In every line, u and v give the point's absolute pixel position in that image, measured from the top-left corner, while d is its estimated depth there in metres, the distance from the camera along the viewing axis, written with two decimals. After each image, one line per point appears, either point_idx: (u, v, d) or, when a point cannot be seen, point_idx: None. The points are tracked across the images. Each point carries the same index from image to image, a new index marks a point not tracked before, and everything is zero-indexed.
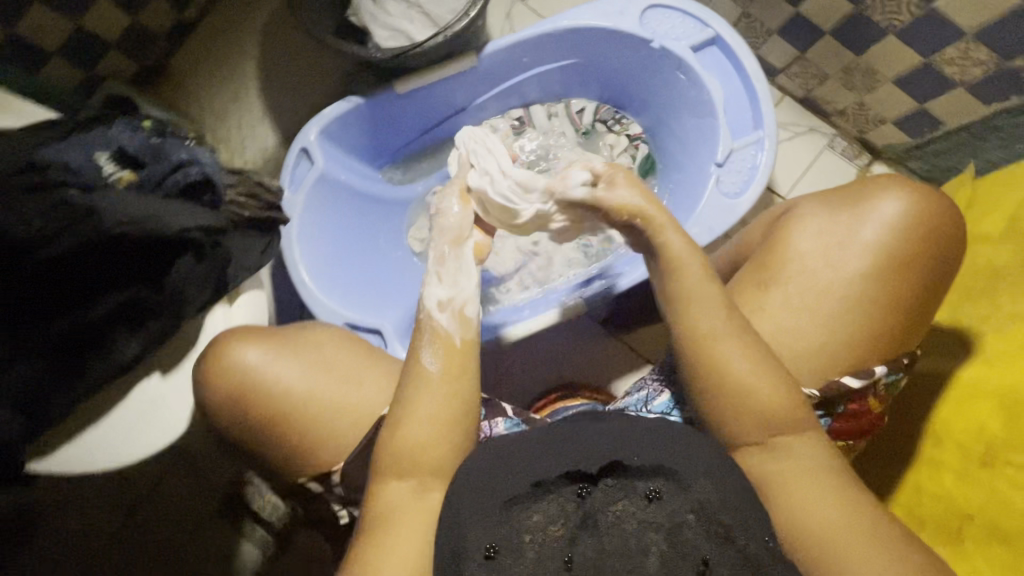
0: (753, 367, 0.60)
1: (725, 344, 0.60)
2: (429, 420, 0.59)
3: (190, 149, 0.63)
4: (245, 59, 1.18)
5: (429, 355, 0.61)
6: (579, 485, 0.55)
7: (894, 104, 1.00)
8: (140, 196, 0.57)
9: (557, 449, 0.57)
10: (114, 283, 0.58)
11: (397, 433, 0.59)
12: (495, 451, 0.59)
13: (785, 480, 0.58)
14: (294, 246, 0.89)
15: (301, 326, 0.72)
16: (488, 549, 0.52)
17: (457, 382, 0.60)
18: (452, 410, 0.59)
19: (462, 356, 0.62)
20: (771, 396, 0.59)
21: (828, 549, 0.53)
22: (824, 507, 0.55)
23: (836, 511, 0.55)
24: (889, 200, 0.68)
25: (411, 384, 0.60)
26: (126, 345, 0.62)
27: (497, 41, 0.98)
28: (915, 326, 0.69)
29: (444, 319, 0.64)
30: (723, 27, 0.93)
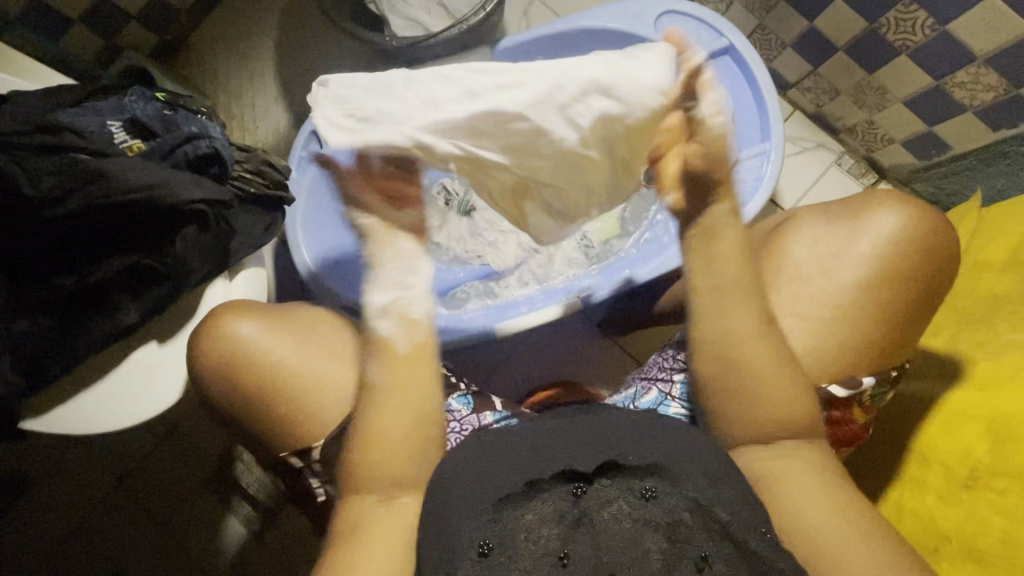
0: (743, 373, 0.60)
1: (746, 347, 0.60)
2: (388, 429, 0.58)
3: (202, 123, 0.64)
4: (262, 40, 1.19)
5: (372, 363, 0.60)
6: (574, 485, 0.56)
7: (903, 124, 1.00)
8: (149, 163, 0.58)
9: (549, 449, 0.59)
10: (120, 247, 0.59)
11: (361, 449, 0.58)
12: (483, 447, 0.61)
13: (772, 482, 0.59)
14: (298, 227, 0.92)
15: (293, 305, 0.72)
16: (481, 545, 0.52)
17: (404, 393, 0.59)
18: (416, 415, 0.59)
19: (410, 363, 0.60)
20: (761, 399, 0.60)
21: (815, 555, 0.54)
22: (812, 517, 0.56)
23: (828, 524, 0.55)
24: (887, 214, 0.68)
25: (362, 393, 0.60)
26: (126, 311, 0.62)
27: (512, 38, 0.99)
28: (906, 344, 0.69)
29: (387, 326, 0.60)
30: (737, 37, 0.94)
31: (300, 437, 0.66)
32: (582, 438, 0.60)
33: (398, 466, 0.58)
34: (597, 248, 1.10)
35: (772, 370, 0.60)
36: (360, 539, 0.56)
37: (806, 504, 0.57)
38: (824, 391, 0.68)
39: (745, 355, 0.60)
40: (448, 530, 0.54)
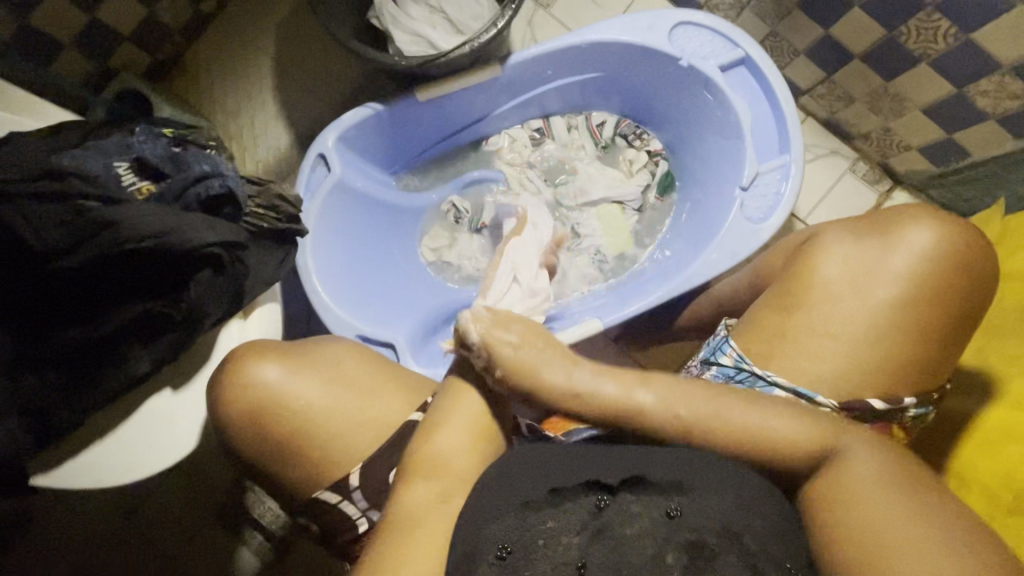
0: (772, 425, 0.57)
1: (693, 404, 0.58)
2: (461, 436, 0.60)
3: (212, 159, 0.60)
4: (259, 56, 1.16)
5: (470, 371, 0.66)
6: (597, 496, 0.53)
7: (921, 131, 0.98)
8: (160, 208, 0.55)
9: (589, 455, 0.57)
10: (132, 294, 0.56)
11: (430, 439, 0.61)
12: (526, 452, 0.58)
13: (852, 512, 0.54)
14: (308, 254, 0.88)
15: (317, 340, 0.69)
16: (500, 549, 0.51)
17: (492, 398, 0.63)
18: (480, 428, 0.61)
19: (499, 376, 0.65)
20: (787, 433, 0.57)
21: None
22: (899, 526, 0.52)
23: (914, 529, 0.52)
24: (918, 229, 0.67)
25: (448, 394, 0.64)
26: (141, 360, 0.59)
27: (522, 52, 0.96)
28: (945, 361, 0.67)
29: None
30: (753, 47, 0.91)
31: (327, 476, 0.63)
32: (626, 448, 0.57)
33: (463, 466, 0.59)
34: (612, 262, 1.08)
35: (779, 413, 0.58)
36: (415, 527, 0.55)
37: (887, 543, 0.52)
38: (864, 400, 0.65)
39: (748, 422, 0.58)
40: (468, 535, 0.52)
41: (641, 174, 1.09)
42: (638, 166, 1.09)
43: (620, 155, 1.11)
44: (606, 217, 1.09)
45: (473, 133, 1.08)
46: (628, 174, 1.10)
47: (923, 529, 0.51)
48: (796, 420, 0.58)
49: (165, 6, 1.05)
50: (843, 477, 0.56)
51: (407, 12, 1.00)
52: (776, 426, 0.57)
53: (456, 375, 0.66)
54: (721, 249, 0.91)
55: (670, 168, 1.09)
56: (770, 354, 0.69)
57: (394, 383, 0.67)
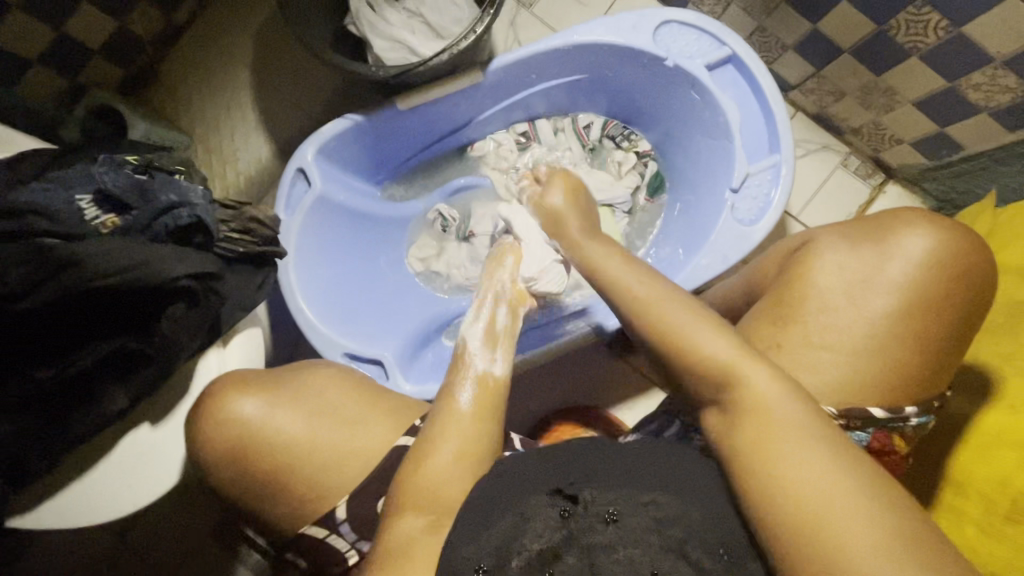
0: (698, 336, 0.56)
1: (667, 309, 0.58)
2: (453, 455, 0.58)
3: (180, 187, 0.58)
4: (235, 65, 1.13)
5: (464, 392, 0.63)
6: (561, 505, 0.53)
7: (913, 125, 0.97)
8: (125, 243, 0.53)
9: (565, 464, 0.56)
10: (103, 332, 0.55)
11: (421, 465, 0.58)
12: (507, 467, 0.57)
13: (764, 443, 0.50)
14: (291, 272, 0.86)
15: (301, 367, 0.68)
16: (478, 568, 0.50)
17: (488, 416, 0.62)
18: (473, 443, 0.59)
19: (497, 392, 0.64)
20: (708, 349, 0.55)
21: (814, 524, 0.45)
22: (814, 469, 0.47)
23: (828, 473, 0.47)
24: (915, 234, 0.65)
25: (443, 420, 0.61)
26: (115, 397, 0.57)
27: (505, 56, 0.93)
28: (942, 369, 0.65)
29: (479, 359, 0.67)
30: (741, 45, 0.89)
31: (316, 509, 0.62)
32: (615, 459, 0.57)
33: (455, 494, 0.57)
34: None
35: (711, 327, 0.56)
36: (409, 557, 0.53)
37: (781, 446, 0.49)
38: (864, 410, 0.63)
39: (681, 325, 0.57)
40: (449, 558, 0.52)
41: (630, 176, 1.07)
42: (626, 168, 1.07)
43: (608, 157, 1.09)
44: (598, 220, 1.06)
45: (458, 139, 1.06)
46: (618, 177, 1.07)
47: (832, 471, 0.47)
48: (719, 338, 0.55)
49: (135, 17, 1.02)
50: (754, 410, 0.52)
51: (385, 17, 0.97)
52: (703, 337, 0.56)
53: (447, 398, 0.63)
54: (713, 253, 0.89)
55: (659, 169, 1.07)
56: None
57: (380, 408, 0.66)
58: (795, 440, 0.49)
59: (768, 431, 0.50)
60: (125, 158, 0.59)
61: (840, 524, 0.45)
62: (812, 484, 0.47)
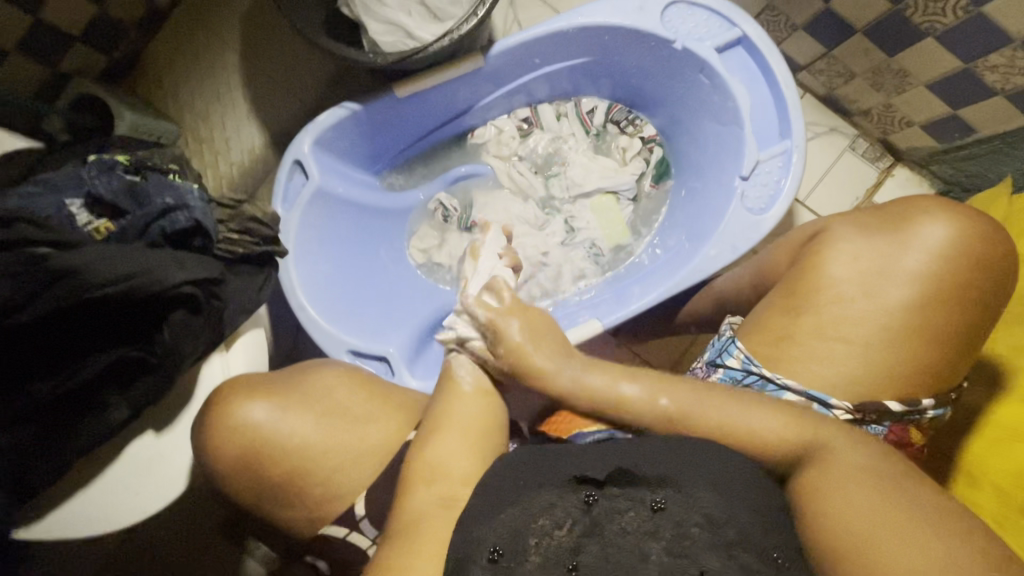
0: (728, 413, 0.58)
1: (692, 391, 0.60)
2: (461, 438, 0.59)
3: (175, 188, 0.56)
4: (225, 50, 1.08)
5: (464, 372, 0.65)
6: (586, 492, 0.52)
7: (925, 107, 0.95)
8: (122, 249, 0.51)
9: (579, 454, 0.56)
10: (99, 344, 0.53)
11: (430, 444, 0.59)
12: (518, 459, 0.57)
13: (819, 488, 0.54)
14: (291, 268, 0.84)
15: (309, 368, 0.66)
16: (492, 552, 0.49)
17: (491, 399, 0.64)
18: (481, 423, 0.61)
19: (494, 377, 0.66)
20: (744, 418, 0.58)
21: (866, 554, 0.48)
22: (863, 508, 0.51)
23: (875, 509, 0.51)
24: (933, 225, 0.65)
25: (445, 401, 0.63)
26: (118, 408, 0.55)
27: (506, 40, 0.90)
28: (961, 363, 0.65)
29: (474, 366, 0.66)
30: (751, 26, 0.86)
31: (329, 511, 0.61)
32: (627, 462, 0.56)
33: (463, 470, 0.57)
34: (608, 255, 1.04)
35: (732, 394, 0.60)
36: (417, 535, 0.54)
37: (839, 498, 0.52)
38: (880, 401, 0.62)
39: (714, 402, 0.59)
40: (464, 536, 0.51)
41: (634, 161, 1.04)
42: (629, 153, 1.05)
43: (612, 143, 1.06)
44: (604, 207, 1.04)
45: (457, 126, 1.03)
46: (622, 163, 1.05)
47: (898, 511, 0.50)
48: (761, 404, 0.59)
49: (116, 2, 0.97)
50: (813, 467, 0.55)
51: None
52: (740, 411, 0.58)
53: (449, 378, 0.65)
54: (721, 243, 0.87)
55: (665, 155, 1.05)
56: (776, 357, 0.67)
57: (391, 409, 0.65)
58: (851, 488, 0.52)
59: (820, 479, 0.54)
60: (117, 158, 0.58)
61: (895, 553, 0.48)
62: (876, 531, 0.49)
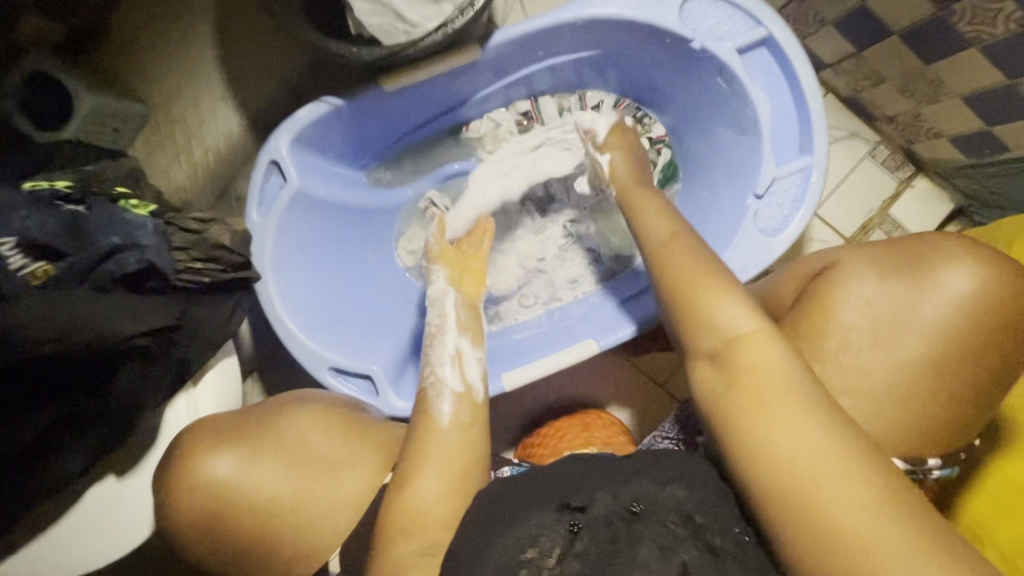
0: (690, 278, 0.58)
1: (678, 260, 0.61)
2: (438, 480, 0.57)
3: (121, 227, 0.54)
4: (195, 20, 0.98)
5: (443, 406, 0.63)
6: (572, 520, 0.51)
7: (955, 120, 0.88)
8: (69, 300, 0.51)
9: (573, 482, 0.55)
10: (55, 394, 0.53)
11: (409, 485, 0.56)
12: (509, 489, 0.56)
13: (757, 397, 0.48)
14: (268, 280, 0.79)
15: (281, 409, 0.62)
16: None
17: (469, 431, 0.61)
18: (462, 459, 0.59)
19: (472, 408, 0.63)
20: (708, 291, 0.55)
21: (807, 487, 0.44)
22: (810, 427, 0.45)
23: (827, 438, 0.45)
24: (957, 272, 0.59)
25: (423, 436, 0.60)
26: (71, 458, 0.55)
27: (505, 30, 0.81)
28: (977, 420, 0.61)
29: (446, 406, 0.63)
30: (778, 27, 0.77)
31: (305, 565, 0.59)
32: None
33: (442, 513, 0.56)
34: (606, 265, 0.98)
35: (704, 267, 0.58)
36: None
37: (787, 413, 0.46)
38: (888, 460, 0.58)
39: (695, 266, 0.59)
40: None
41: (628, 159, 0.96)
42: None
43: None
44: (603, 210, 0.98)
45: (450, 119, 0.95)
46: None
47: (838, 442, 0.45)
48: (723, 279, 0.56)
49: None
50: (747, 370, 0.49)
51: None
52: (712, 288, 0.56)
53: (426, 414, 0.62)
54: (729, 265, 0.81)
55: (673, 157, 0.97)
56: None
57: (369, 451, 0.61)
58: (795, 405, 0.46)
59: (762, 385, 0.48)
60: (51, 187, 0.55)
61: (832, 482, 0.43)
62: (797, 455, 0.45)
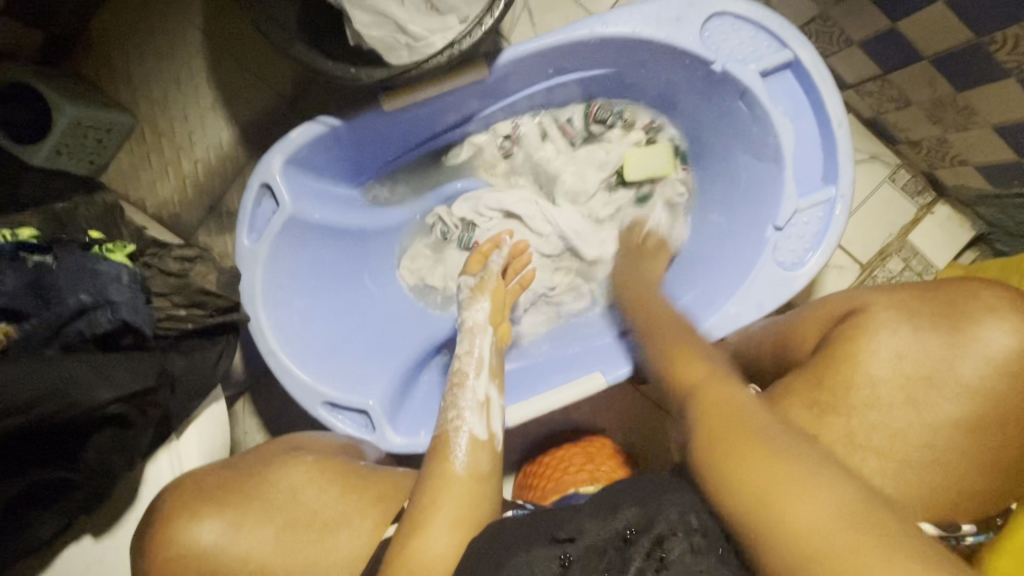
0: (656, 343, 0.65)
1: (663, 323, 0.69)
2: (446, 538, 0.51)
3: (92, 286, 0.57)
4: (184, 25, 0.92)
5: (460, 453, 0.58)
6: (562, 553, 0.47)
7: (984, 149, 0.84)
8: (42, 366, 0.51)
9: (564, 515, 0.51)
10: (28, 461, 0.54)
11: (411, 540, 0.51)
12: (502, 527, 0.51)
13: (718, 440, 0.46)
14: (259, 310, 0.75)
15: (271, 463, 0.59)
16: None
17: (481, 483, 0.56)
18: (474, 508, 0.54)
19: (488, 455, 0.59)
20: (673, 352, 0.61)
21: (765, 510, 0.41)
22: (758, 453, 0.43)
23: (773, 457, 0.43)
24: (1004, 329, 0.56)
25: (432, 483, 0.55)
26: (42, 525, 0.56)
27: (514, 48, 0.76)
28: (1012, 485, 0.57)
29: (460, 448, 0.58)
30: (806, 51, 0.73)
31: None
32: None
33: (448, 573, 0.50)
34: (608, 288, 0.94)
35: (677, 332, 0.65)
36: None
37: (738, 449, 0.45)
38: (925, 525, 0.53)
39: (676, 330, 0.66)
40: None
41: (626, 152, 0.91)
42: (624, 143, 0.91)
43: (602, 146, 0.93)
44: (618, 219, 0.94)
45: (452, 137, 0.89)
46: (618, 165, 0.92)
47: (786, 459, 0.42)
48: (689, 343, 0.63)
49: None
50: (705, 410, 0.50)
51: None
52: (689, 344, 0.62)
53: (443, 459, 0.57)
54: (745, 300, 0.78)
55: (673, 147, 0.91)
56: None
57: (364, 506, 0.58)
58: (752, 436, 0.45)
59: (722, 424, 0.47)
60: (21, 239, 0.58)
61: (791, 498, 0.40)
62: (757, 477, 0.42)
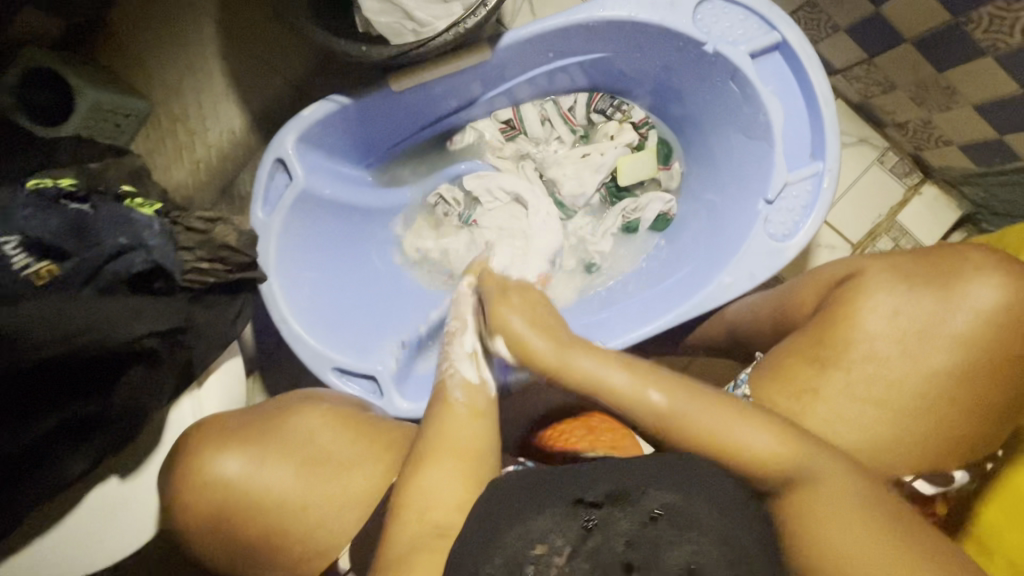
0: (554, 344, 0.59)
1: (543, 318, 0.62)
2: (450, 474, 0.54)
3: (129, 229, 0.60)
4: (199, 15, 0.96)
5: (456, 393, 0.60)
6: (586, 516, 0.45)
7: (966, 129, 0.87)
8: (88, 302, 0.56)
9: (583, 479, 0.49)
10: (63, 403, 0.58)
11: (413, 471, 0.55)
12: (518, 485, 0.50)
13: (806, 508, 0.50)
14: (272, 279, 0.78)
15: (290, 407, 0.63)
16: None
17: (483, 417, 0.59)
18: (474, 437, 0.57)
19: (486, 402, 0.60)
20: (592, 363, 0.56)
21: None
22: (847, 526, 0.48)
23: (864, 532, 0.48)
24: (979, 285, 0.59)
25: (435, 419, 0.58)
26: (74, 463, 0.60)
27: (516, 30, 0.80)
28: (990, 431, 0.61)
29: (460, 393, 0.60)
30: (793, 32, 0.77)
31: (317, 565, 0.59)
32: None
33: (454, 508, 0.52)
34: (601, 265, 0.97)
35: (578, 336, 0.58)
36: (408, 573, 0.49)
37: (822, 519, 0.49)
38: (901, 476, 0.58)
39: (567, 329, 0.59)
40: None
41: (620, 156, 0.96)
42: (618, 144, 0.95)
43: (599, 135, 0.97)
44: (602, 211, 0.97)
45: (456, 120, 0.93)
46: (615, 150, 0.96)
47: (872, 532, 0.48)
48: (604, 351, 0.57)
49: None
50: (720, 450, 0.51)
51: None
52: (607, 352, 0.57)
53: (442, 403, 0.59)
54: (738, 270, 0.81)
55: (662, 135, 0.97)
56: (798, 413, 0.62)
57: (376, 453, 0.61)
58: (832, 501, 0.50)
59: (803, 496, 0.51)
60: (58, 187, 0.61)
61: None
62: (848, 556, 0.47)
